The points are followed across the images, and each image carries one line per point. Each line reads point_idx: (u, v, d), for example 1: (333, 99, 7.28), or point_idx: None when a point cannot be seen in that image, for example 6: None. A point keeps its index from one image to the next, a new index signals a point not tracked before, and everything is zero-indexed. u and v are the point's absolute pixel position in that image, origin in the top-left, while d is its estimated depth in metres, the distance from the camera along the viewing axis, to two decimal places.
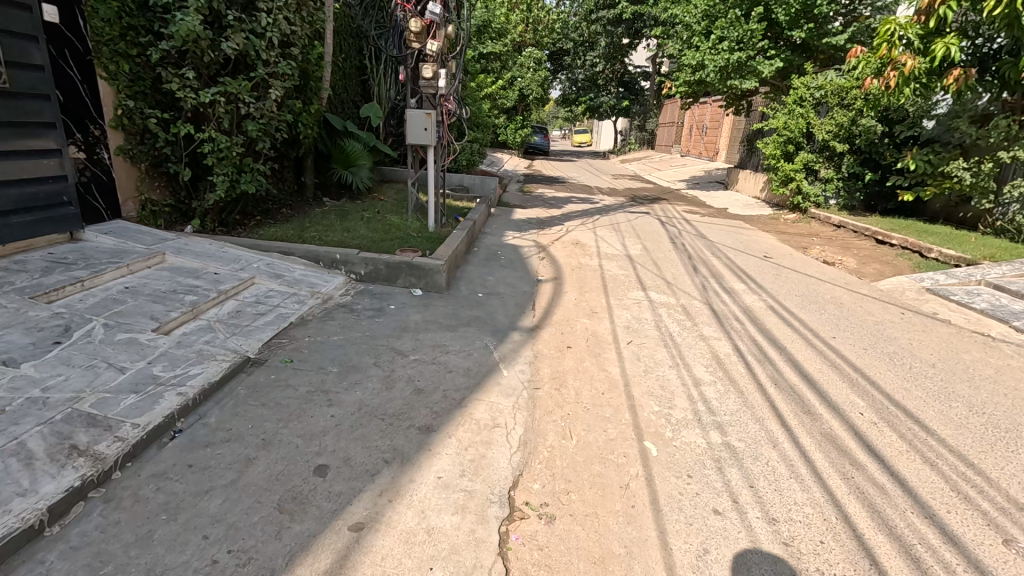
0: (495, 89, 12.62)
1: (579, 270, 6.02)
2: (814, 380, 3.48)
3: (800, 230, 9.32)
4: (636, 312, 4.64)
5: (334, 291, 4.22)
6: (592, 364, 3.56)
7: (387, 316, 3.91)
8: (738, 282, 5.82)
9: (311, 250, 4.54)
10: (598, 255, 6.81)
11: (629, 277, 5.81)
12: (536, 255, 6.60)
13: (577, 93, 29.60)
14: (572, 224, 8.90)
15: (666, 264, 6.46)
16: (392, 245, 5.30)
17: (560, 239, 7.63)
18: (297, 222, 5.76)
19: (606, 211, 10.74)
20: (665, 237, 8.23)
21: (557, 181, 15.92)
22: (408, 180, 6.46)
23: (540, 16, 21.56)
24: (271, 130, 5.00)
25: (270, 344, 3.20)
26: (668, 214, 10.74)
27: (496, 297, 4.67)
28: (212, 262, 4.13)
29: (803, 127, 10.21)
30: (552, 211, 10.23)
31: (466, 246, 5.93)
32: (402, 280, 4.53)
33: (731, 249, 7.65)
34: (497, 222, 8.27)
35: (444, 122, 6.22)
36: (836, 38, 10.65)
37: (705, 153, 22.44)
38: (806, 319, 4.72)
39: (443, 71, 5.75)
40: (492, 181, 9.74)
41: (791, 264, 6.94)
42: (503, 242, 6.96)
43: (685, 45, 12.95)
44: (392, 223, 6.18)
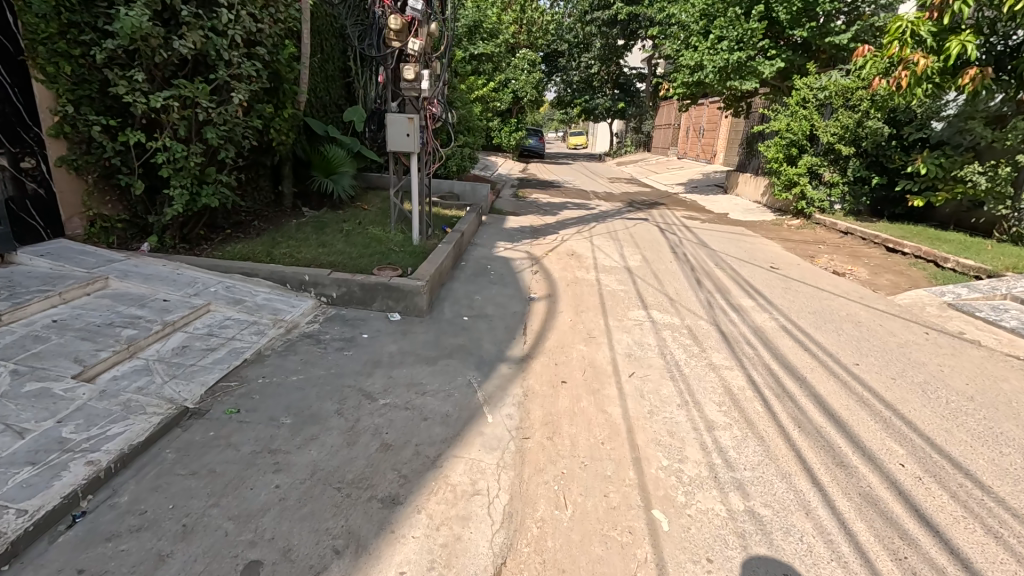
0: (487, 91, 12.21)
1: (575, 286, 5.59)
2: (843, 421, 3.06)
3: (805, 237, 8.93)
4: (638, 336, 4.22)
5: (300, 318, 3.77)
6: (589, 403, 3.12)
7: (357, 347, 3.47)
8: (746, 298, 5.41)
9: (277, 271, 4.09)
10: (595, 267, 6.39)
11: (629, 293, 5.38)
12: (529, 268, 6.16)
13: (572, 95, 29.23)
14: (568, 232, 8.48)
15: (668, 277, 6.04)
16: (370, 262, 4.86)
17: (554, 250, 7.19)
18: (268, 237, 5.32)
19: (603, 218, 10.33)
20: (665, 246, 7.81)
21: (553, 186, 15.53)
22: (390, 189, 6.02)
23: (534, 17, 21.20)
24: (235, 137, 4.57)
25: (215, 389, 2.75)
26: (668, 220, 10.34)
27: (483, 320, 4.22)
28: (162, 286, 3.69)
29: (807, 129, 9.82)
30: (547, 218, 9.80)
31: (453, 260, 5.48)
32: (378, 302, 4.08)
33: (736, 259, 7.25)
34: (488, 232, 7.83)
35: (428, 127, 5.79)
36: (840, 37, 10.28)
37: (703, 156, 22.08)
38: (824, 342, 4.30)
39: (426, 72, 5.33)
40: (484, 188, 9.30)
41: (800, 275, 6.53)
42: (493, 254, 6.52)
43: (683, 46, 12.58)
44: (373, 236, 5.73)
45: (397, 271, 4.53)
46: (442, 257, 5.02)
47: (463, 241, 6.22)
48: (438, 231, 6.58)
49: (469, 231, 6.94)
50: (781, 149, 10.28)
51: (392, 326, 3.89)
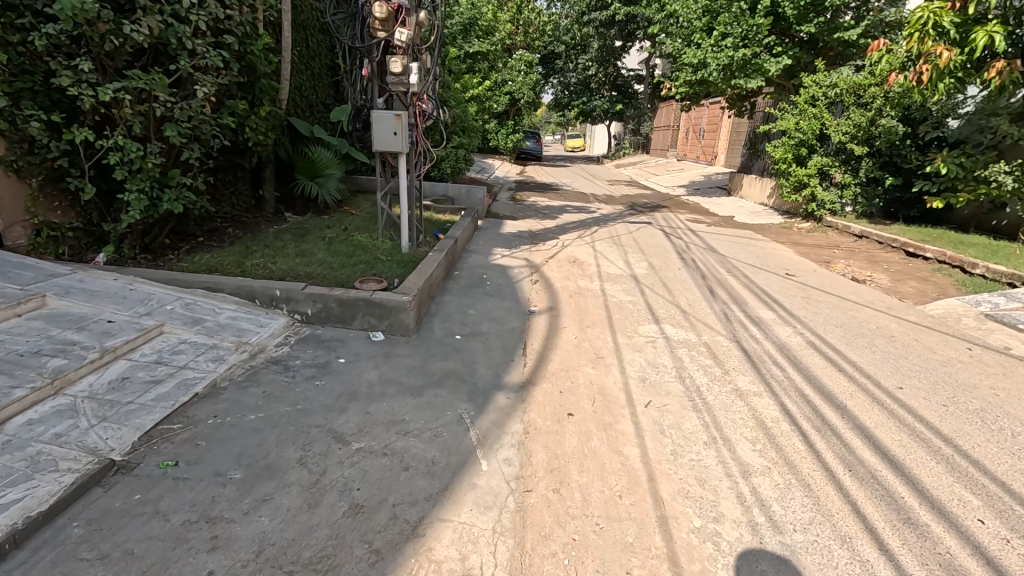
0: (483, 91, 11.79)
1: (578, 297, 5.14)
2: (899, 462, 2.61)
3: (817, 241, 8.50)
4: (652, 356, 3.76)
5: (269, 340, 3.30)
6: (602, 442, 2.66)
7: (331, 375, 3.00)
8: (766, 309, 4.97)
9: (244, 285, 3.62)
10: (600, 276, 5.94)
11: (638, 305, 4.93)
12: (527, 277, 5.70)
13: (570, 97, 28.87)
14: (568, 238, 8.02)
15: (678, 287, 5.60)
16: (353, 274, 4.40)
17: (555, 257, 6.75)
18: (242, 246, 4.84)
19: (604, 222, 9.89)
20: (672, 252, 7.37)
21: (551, 189, 15.11)
22: (377, 193, 5.55)
23: (530, 18, 20.85)
24: (201, 135, 4.12)
25: (153, 435, 2.27)
26: (672, 224, 9.90)
27: (477, 339, 3.75)
28: (108, 304, 3.21)
29: (817, 129, 9.41)
30: (546, 222, 9.35)
31: (445, 270, 5.03)
32: (358, 320, 3.62)
33: (748, 266, 6.80)
34: (484, 238, 7.36)
35: (418, 125, 5.32)
36: (850, 32, 9.90)
37: (703, 157, 21.70)
38: (858, 361, 3.85)
39: (415, 65, 4.88)
40: (480, 192, 8.85)
41: (818, 282, 6.10)
42: (489, 262, 6.05)
43: (685, 44, 12.20)
44: (359, 244, 5.27)
45: (382, 283, 4.07)
46: (432, 267, 4.57)
47: (457, 248, 5.77)
48: (431, 237, 6.13)
49: (464, 237, 6.50)
50: (790, 149, 9.87)
51: (374, 347, 3.42)
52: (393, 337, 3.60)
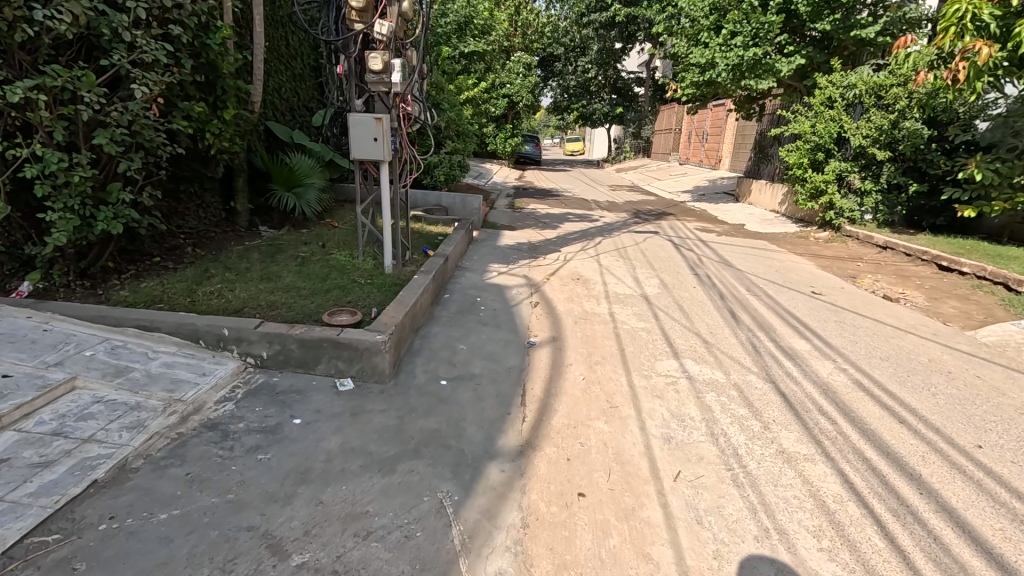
0: (479, 94, 11.22)
1: (584, 323, 4.53)
2: (1010, 565, 2.02)
3: (838, 253, 7.92)
4: (675, 405, 3.16)
5: (210, 394, 2.69)
6: (624, 542, 2.04)
7: (281, 443, 2.39)
8: (798, 338, 4.37)
9: (186, 322, 3.00)
10: (608, 296, 5.34)
11: (653, 334, 4.33)
12: (527, 299, 5.09)
13: (569, 100, 28.33)
14: (571, 251, 7.43)
15: (695, 310, 5.00)
16: (324, 303, 3.80)
17: (558, 273, 6.15)
18: (201, 267, 4.25)
19: (608, 231, 9.32)
20: (683, 267, 6.77)
21: (551, 195, 14.54)
22: (358, 205, 4.94)
23: (529, 20, 20.34)
24: (143, 142, 3.52)
25: (15, 554, 1.66)
26: (680, 234, 9.32)
27: (467, 385, 3.15)
28: (10, 353, 2.61)
29: (835, 132, 8.83)
30: (546, 232, 8.76)
31: (433, 294, 4.43)
32: (324, 365, 3.01)
33: (768, 283, 6.22)
34: (479, 252, 6.76)
35: (402, 130, 4.72)
36: (867, 30, 9.33)
37: (706, 162, 21.17)
38: (919, 407, 3.26)
39: (397, 61, 4.29)
40: (476, 200, 8.24)
41: (849, 302, 5.50)
42: (484, 281, 5.45)
43: (691, 43, 11.63)
44: (337, 264, 4.67)
45: (356, 316, 3.48)
46: (418, 291, 3.96)
47: (448, 267, 5.18)
48: (420, 252, 5.53)
49: (457, 251, 5.89)
50: (806, 154, 9.29)
51: (341, 400, 2.81)
52: (365, 385, 3.00)
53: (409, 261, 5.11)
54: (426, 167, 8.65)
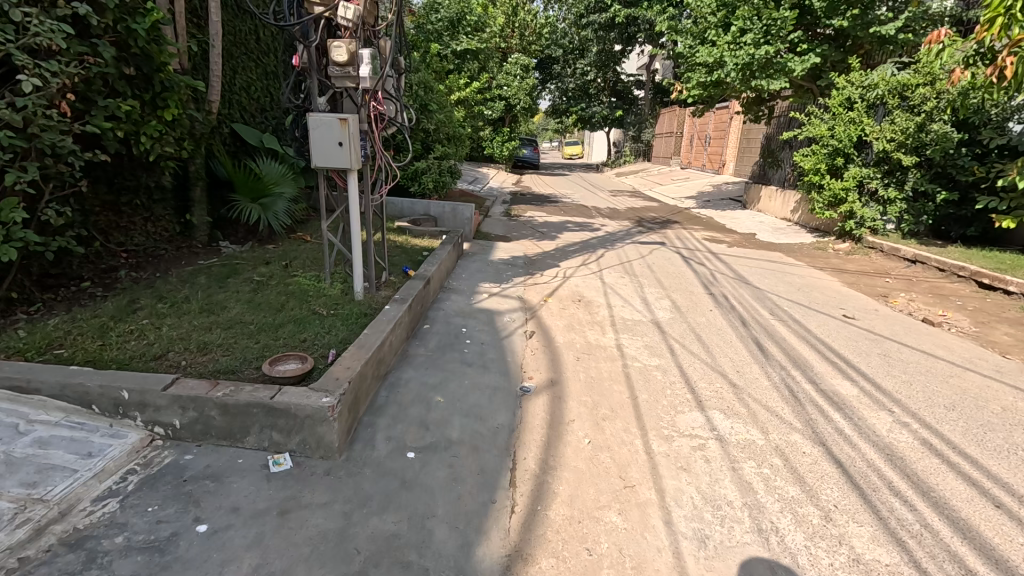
0: (473, 95, 10.56)
1: (587, 360, 3.83)
2: None
3: (862, 268, 7.28)
4: (707, 483, 2.47)
5: (91, 485, 2.01)
6: None
7: (169, 572, 1.70)
8: (840, 378, 3.70)
9: (72, 382, 2.31)
10: (614, 322, 4.66)
11: (669, 375, 3.64)
12: (520, 327, 4.41)
13: (568, 103, 27.70)
14: (572, 266, 6.76)
15: (716, 340, 4.34)
16: (272, 344, 3.13)
17: (556, 294, 5.46)
18: (132, 296, 3.57)
19: (611, 242, 8.66)
20: (696, 285, 6.10)
21: (549, 201, 13.90)
22: (324, 221, 4.23)
23: (526, 21, 19.71)
24: (42, 148, 2.86)
25: None
26: (688, 245, 8.67)
27: (441, 458, 2.46)
28: None
29: (856, 135, 8.18)
30: (545, 244, 8.10)
31: (409, 326, 3.74)
32: (255, 436, 2.33)
33: (793, 304, 5.55)
34: (470, 268, 6.07)
35: (375, 133, 4.04)
36: (887, 26, 8.70)
37: (709, 166, 20.56)
38: (1014, 481, 2.59)
39: (367, 52, 3.62)
40: (468, 209, 7.56)
41: (888, 328, 4.84)
42: (472, 304, 4.76)
43: (696, 42, 10.99)
44: (298, 290, 3.99)
45: (302, 365, 2.86)
46: (389, 326, 3.28)
47: (430, 289, 4.49)
48: (400, 272, 4.85)
49: (443, 270, 5.20)
50: (823, 159, 8.63)
51: (270, 490, 2.12)
52: (307, 462, 2.31)
53: (385, 284, 4.43)
54: (413, 174, 7.97)
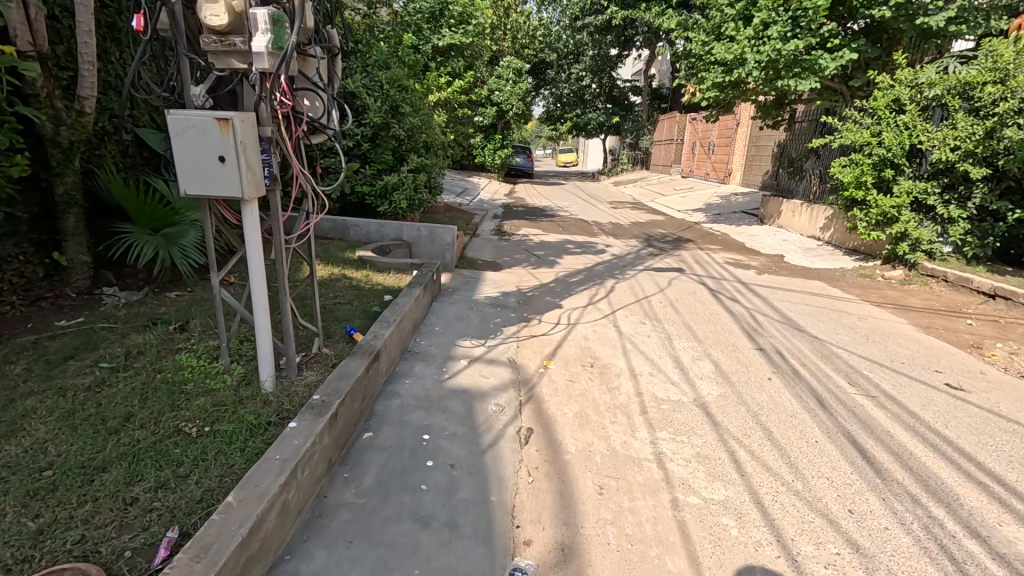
0: (457, 99, 9.24)
1: (616, 496, 2.44)
2: None
3: (928, 303, 5.99)
4: None
5: None
6: None
7: None
8: (1014, 525, 2.35)
9: None
10: (643, 407, 3.29)
11: (750, 526, 2.28)
12: (511, 422, 3.01)
13: (562, 109, 26.52)
14: (578, 305, 5.41)
15: (795, 442, 2.98)
16: (62, 519, 1.75)
17: (560, 356, 4.08)
18: None
19: (621, 268, 7.34)
20: (737, 334, 4.77)
21: (546, 215, 12.58)
22: (212, 273, 2.77)
23: (519, 22, 18.37)
24: None
25: None
26: (710, 271, 7.38)
27: None
28: None
29: (908, 143, 6.93)
30: (543, 273, 6.75)
31: (331, 449, 2.33)
32: None
33: (869, 363, 4.23)
34: (447, 315, 4.69)
35: (291, 140, 2.65)
36: (938, 17, 7.50)
37: (714, 174, 19.35)
38: None
39: (267, 12, 2.26)
40: (448, 233, 6.19)
41: (1019, 407, 3.51)
42: (444, 383, 3.35)
43: (710, 38, 9.75)
44: (171, 380, 2.62)
45: None
46: (282, 479, 1.87)
47: (379, 367, 3.09)
48: (343, 334, 3.46)
49: (405, 326, 3.80)
50: (867, 170, 7.36)
51: None
52: None
53: (316, 361, 3.06)
54: (383, 190, 6.60)
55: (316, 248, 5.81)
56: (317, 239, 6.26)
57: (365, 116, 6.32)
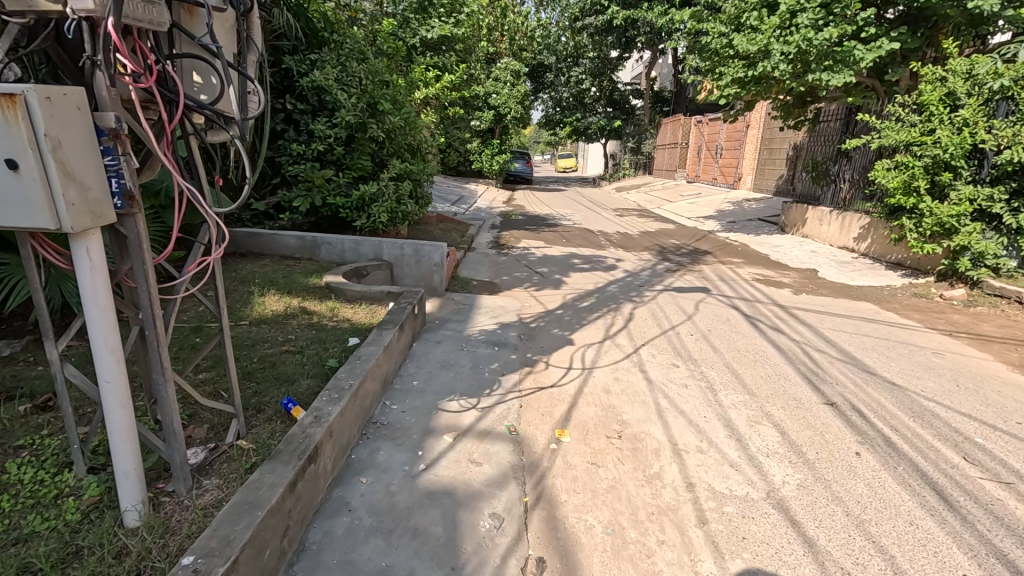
0: (448, 98, 8.32)
1: None
2: None
3: (1008, 331, 5.03)
4: None
5: None
6: None
7: None
8: None
9: None
10: (700, 513, 2.33)
11: None
12: (514, 553, 2.02)
13: (562, 113, 25.65)
14: (592, 341, 4.46)
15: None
16: None
17: (577, 421, 3.11)
18: None
19: (637, 288, 6.38)
20: (795, 379, 3.81)
21: (547, 225, 11.62)
22: (47, 341, 1.76)
23: (516, 23, 17.33)
24: None
25: None
26: (739, 291, 6.43)
27: None
28: None
29: (969, 142, 5.99)
30: (548, 297, 5.79)
31: None
32: None
33: (978, 423, 3.26)
34: (431, 360, 3.71)
35: (167, 136, 1.70)
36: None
37: (722, 179, 18.45)
38: None
39: None
40: (436, 251, 5.28)
41: None
42: (416, 483, 2.35)
43: (729, 29, 8.83)
44: None
45: None
46: None
47: (320, 470, 2.10)
48: (278, 408, 2.51)
49: (369, 389, 2.80)
50: (918, 174, 6.44)
51: None
52: None
53: (226, 459, 2.09)
54: (360, 202, 5.66)
55: (277, 272, 4.86)
56: (281, 260, 5.30)
57: (337, 115, 5.40)
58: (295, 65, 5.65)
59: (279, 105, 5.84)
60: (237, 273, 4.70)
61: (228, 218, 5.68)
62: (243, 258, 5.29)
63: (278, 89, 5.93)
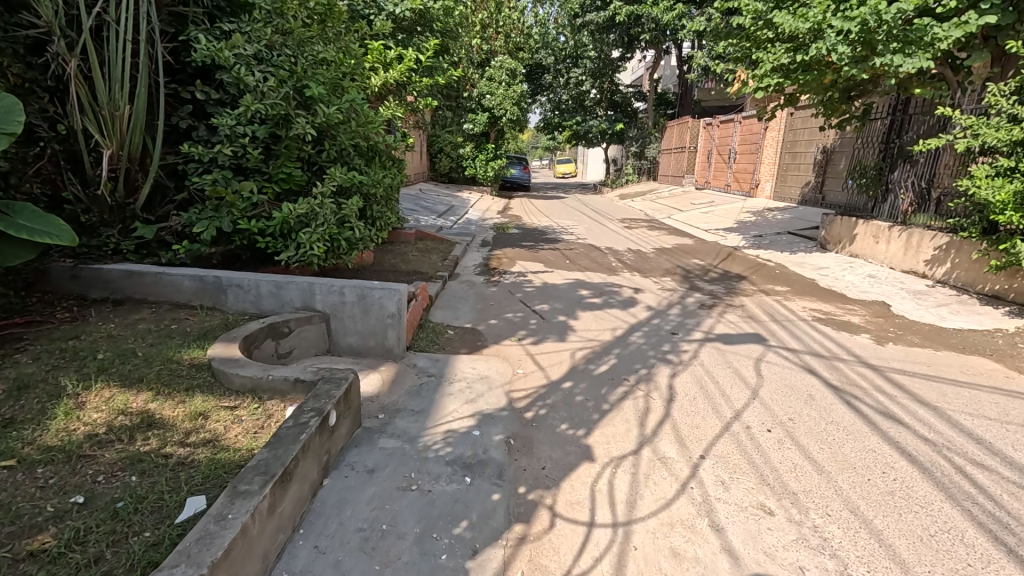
0: (423, 90, 6.75)
1: None
2: None
3: None
4: None
5: None
6: None
7: None
8: None
9: None
10: None
11: None
12: None
13: (561, 117, 24.09)
14: (622, 449, 2.84)
15: None
16: None
17: None
18: None
19: (670, 336, 4.78)
20: (984, 546, 2.19)
21: (547, 241, 10.01)
22: None
23: (512, 19, 15.80)
24: None
25: None
26: (805, 338, 4.84)
27: None
28: None
29: None
30: (551, 355, 4.18)
31: None
32: None
33: None
34: (343, 527, 2.07)
35: None
36: None
37: (736, 186, 16.92)
38: None
39: None
40: (389, 299, 3.69)
41: None
42: None
43: (767, 6, 7.16)
44: None
45: None
46: None
47: None
48: None
49: None
50: None
51: None
52: None
53: None
54: (286, 226, 4.06)
55: (148, 335, 3.26)
56: (167, 313, 3.67)
57: (244, 104, 3.86)
58: (198, 36, 4.07)
59: (183, 93, 4.25)
60: (80, 341, 3.09)
61: (104, 250, 4.06)
62: (112, 309, 3.68)
63: (183, 74, 4.34)
